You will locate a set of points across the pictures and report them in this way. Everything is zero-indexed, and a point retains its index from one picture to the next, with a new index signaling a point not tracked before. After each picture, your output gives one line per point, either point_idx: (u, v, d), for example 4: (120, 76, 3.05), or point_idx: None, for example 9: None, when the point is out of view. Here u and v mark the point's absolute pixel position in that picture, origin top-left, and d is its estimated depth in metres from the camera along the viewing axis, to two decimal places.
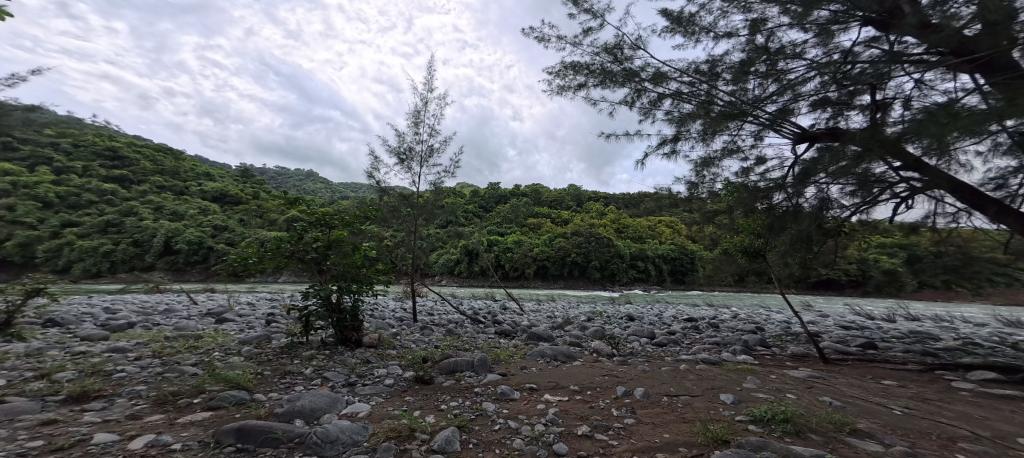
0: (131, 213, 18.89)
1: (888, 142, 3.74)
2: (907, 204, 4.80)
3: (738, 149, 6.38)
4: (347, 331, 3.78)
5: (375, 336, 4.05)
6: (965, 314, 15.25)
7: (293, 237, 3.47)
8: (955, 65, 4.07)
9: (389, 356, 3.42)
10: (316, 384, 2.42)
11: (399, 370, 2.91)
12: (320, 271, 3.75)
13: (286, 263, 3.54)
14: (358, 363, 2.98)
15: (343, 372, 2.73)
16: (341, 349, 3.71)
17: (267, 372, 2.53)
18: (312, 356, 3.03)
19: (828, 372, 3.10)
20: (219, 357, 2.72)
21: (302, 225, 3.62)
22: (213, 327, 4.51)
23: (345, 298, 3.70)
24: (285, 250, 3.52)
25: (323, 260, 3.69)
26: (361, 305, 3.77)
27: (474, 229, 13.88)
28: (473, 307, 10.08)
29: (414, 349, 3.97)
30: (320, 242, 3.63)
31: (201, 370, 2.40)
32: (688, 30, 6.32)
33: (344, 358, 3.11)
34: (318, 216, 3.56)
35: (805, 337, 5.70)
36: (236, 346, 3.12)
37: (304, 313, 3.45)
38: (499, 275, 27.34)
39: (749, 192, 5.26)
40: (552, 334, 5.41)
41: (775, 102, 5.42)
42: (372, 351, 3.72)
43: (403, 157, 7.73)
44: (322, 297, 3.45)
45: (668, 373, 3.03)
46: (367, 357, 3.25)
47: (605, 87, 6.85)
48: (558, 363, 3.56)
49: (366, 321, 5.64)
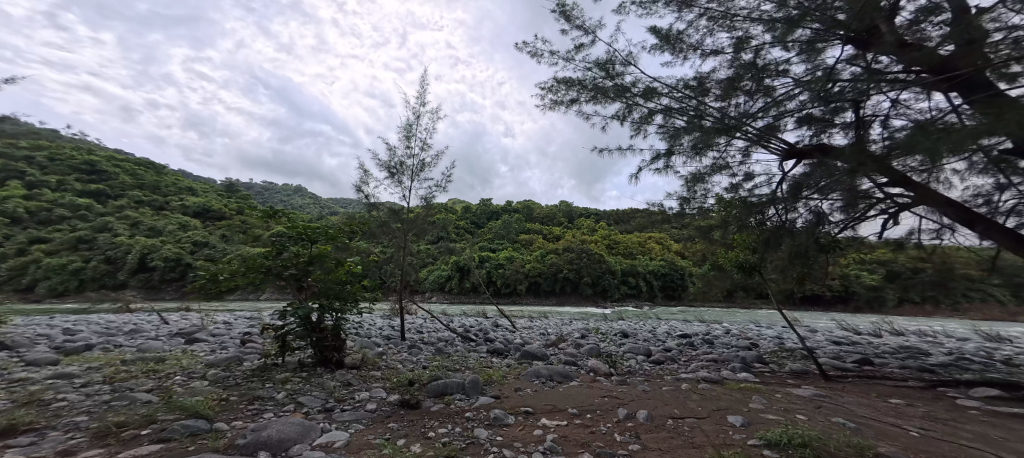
0: (107, 229, 18.14)
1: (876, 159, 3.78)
2: (896, 220, 4.85)
3: (727, 166, 6.47)
4: (329, 352, 3.55)
5: (358, 356, 3.81)
6: (948, 329, 15.52)
7: (272, 253, 3.30)
8: (932, 84, 4.22)
9: (373, 378, 3.19)
10: (287, 410, 2.19)
11: (383, 395, 2.68)
12: (301, 289, 3.56)
13: (263, 280, 3.33)
14: (337, 386, 2.75)
15: (321, 397, 2.50)
16: (320, 371, 3.46)
17: (233, 398, 2.29)
18: (287, 378, 2.79)
19: (833, 391, 2.99)
20: (179, 382, 2.46)
21: (282, 239, 3.46)
22: (181, 349, 4.21)
23: (327, 318, 3.48)
24: (262, 266, 3.32)
25: (304, 276, 3.50)
26: (344, 324, 3.56)
27: (466, 244, 13.68)
28: (464, 325, 9.81)
29: (401, 370, 3.73)
30: (301, 257, 3.46)
31: (155, 398, 2.15)
32: (676, 47, 6.61)
33: (322, 380, 2.87)
34: (300, 230, 3.41)
35: (801, 353, 5.62)
36: (201, 369, 2.86)
37: (281, 333, 3.21)
38: (491, 292, 26.93)
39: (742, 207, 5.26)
40: (546, 352, 5.23)
41: (763, 118, 5.55)
42: (354, 372, 3.47)
43: (394, 172, 7.61)
44: (300, 317, 3.21)
45: (670, 393, 2.88)
46: (348, 379, 3.02)
47: (597, 103, 6.99)
48: (554, 384, 3.38)
49: (350, 340, 5.37)
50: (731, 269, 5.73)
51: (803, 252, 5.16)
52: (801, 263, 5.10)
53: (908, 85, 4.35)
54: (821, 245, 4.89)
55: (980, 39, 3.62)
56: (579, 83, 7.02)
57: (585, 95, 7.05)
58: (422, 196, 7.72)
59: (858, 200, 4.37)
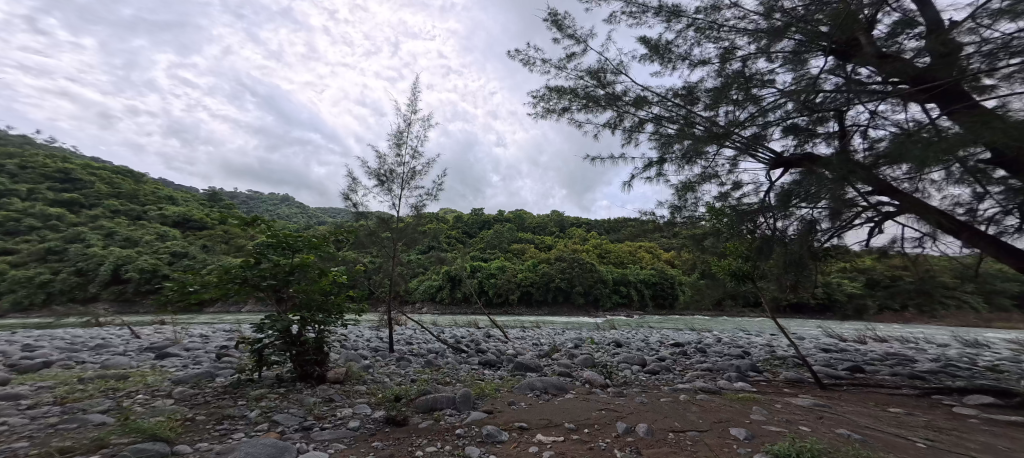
0: (79, 239, 17.33)
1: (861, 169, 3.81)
2: (881, 228, 4.92)
3: (716, 175, 6.54)
4: (308, 366, 3.34)
5: (341, 370, 3.62)
6: (929, 335, 15.90)
7: (249, 262, 3.12)
8: (911, 96, 4.34)
9: (356, 394, 3.01)
10: (260, 430, 2.00)
11: (368, 411, 2.51)
12: (280, 300, 3.37)
13: (237, 292, 3.13)
14: (318, 403, 2.57)
15: (298, 415, 2.31)
16: (300, 387, 3.25)
17: (199, 418, 2.10)
18: (262, 395, 2.59)
19: (832, 400, 2.94)
20: (141, 401, 2.25)
21: (261, 247, 3.30)
22: (150, 365, 3.93)
23: (307, 330, 3.30)
24: (235, 276, 3.11)
25: (283, 287, 3.32)
26: (327, 337, 3.38)
27: (456, 254, 13.49)
28: (455, 336, 9.58)
29: (388, 385, 3.54)
30: (281, 266, 3.29)
31: (111, 419, 1.95)
32: (665, 57, 6.83)
33: (301, 396, 2.68)
34: (280, 237, 3.24)
35: (793, 361, 5.61)
36: (167, 387, 2.64)
37: (257, 347, 3.01)
38: (482, 302, 26.59)
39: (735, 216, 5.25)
40: (540, 363, 5.09)
41: (750, 127, 5.64)
42: (337, 388, 3.28)
43: (384, 179, 7.47)
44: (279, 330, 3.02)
45: (669, 405, 2.79)
46: (329, 395, 2.83)
47: (589, 111, 7.06)
48: (549, 397, 3.25)
49: (335, 353, 5.14)
50: (724, 277, 5.79)
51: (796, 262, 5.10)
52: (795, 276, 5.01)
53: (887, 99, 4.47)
54: (813, 256, 4.86)
55: (956, 52, 3.75)
56: (571, 91, 7.08)
57: (577, 104, 7.10)
58: (412, 204, 7.57)
59: (845, 210, 4.38)
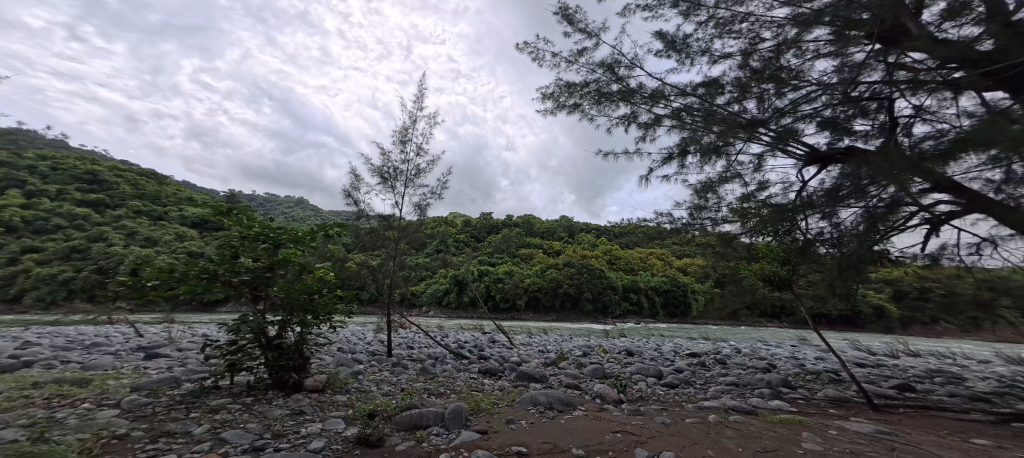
0: (99, 238, 17.79)
1: (911, 167, 3.35)
2: (936, 231, 4.34)
3: (741, 174, 6.08)
4: (285, 373, 3.05)
5: (321, 378, 3.32)
6: (967, 351, 14.75)
7: (225, 258, 2.87)
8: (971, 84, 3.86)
9: (332, 406, 2.69)
10: (198, 451, 1.71)
11: (337, 429, 2.18)
12: (256, 300, 3.10)
13: (210, 291, 2.86)
14: (283, 416, 2.26)
15: (255, 432, 2.01)
16: (272, 396, 2.96)
17: (134, 435, 1.83)
18: (221, 406, 2.30)
19: (892, 426, 2.48)
20: (77, 414, 2.00)
21: (241, 240, 3.08)
22: (129, 367, 3.74)
23: (286, 333, 3.02)
24: (205, 272, 2.81)
25: (262, 285, 3.08)
26: (309, 341, 3.10)
27: (462, 258, 13.17)
28: (459, 340, 9.24)
29: (374, 396, 3.19)
30: (261, 261, 3.05)
31: (26, 436, 1.69)
32: (683, 52, 6.52)
33: (267, 407, 2.38)
34: (258, 231, 2.98)
35: (829, 377, 5.05)
36: (119, 395, 2.39)
37: (228, 351, 2.72)
38: (488, 307, 26.24)
39: (769, 215, 4.70)
40: (545, 373, 4.71)
41: (778, 123, 5.31)
42: (313, 398, 2.96)
43: (387, 177, 7.24)
44: (255, 332, 2.73)
45: (697, 428, 2.39)
46: (299, 407, 2.52)
47: (601, 107, 6.73)
48: (554, 414, 2.87)
49: (328, 357, 4.87)
50: (756, 282, 5.46)
51: (844, 268, 4.50)
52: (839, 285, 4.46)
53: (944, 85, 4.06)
54: (857, 262, 4.31)
55: None
56: (582, 87, 6.78)
57: (588, 101, 6.80)
58: (416, 203, 7.34)
59: (893, 211, 3.88)
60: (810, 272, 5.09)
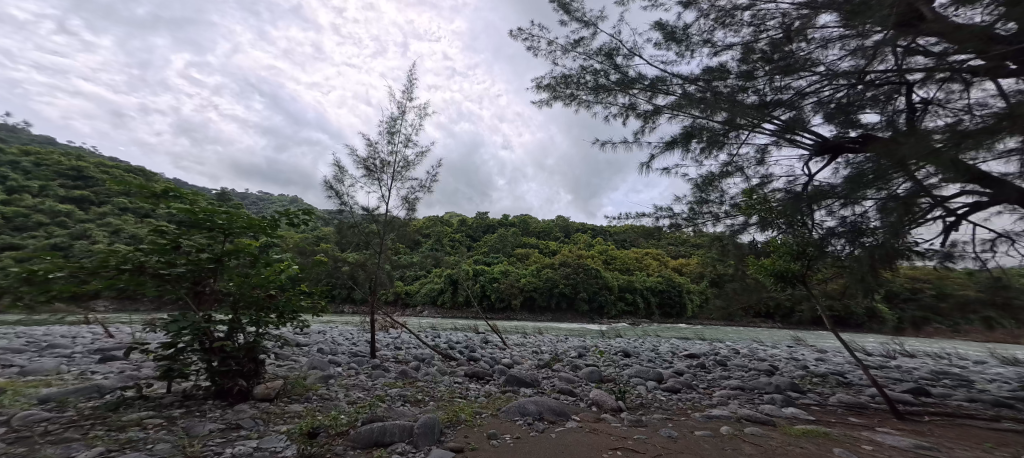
0: None
1: (931, 153, 3.08)
2: (958, 226, 4.05)
3: (743, 168, 5.82)
4: (234, 380, 2.77)
5: (271, 386, 3.03)
6: (959, 352, 14.77)
7: (159, 247, 2.57)
8: (987, 71, 3.93)
9: (280, 418, 2.37)
10: None
11: (273, 448, 1.86)
12: (201, 296, 2.73)
13: (137, 286, 2.51)
14: (209, 435, 1.96)
15: (162, 454, 1.70)
16: (211, 406, 2.68)
17: None
18: (139, 426, 1.96)
19: (930, 439, 2.19)
20: None
21: (183, 228, 2.79)
22: (70, 374, 3.36)
23: (234, 335, 2.76)
24: (130, 262, 2.47)
25: (206, 279, 2.75)
26: (262, 343, 2.87)
27: (456, 256, 12.81)
28: (451, 341, 8.87)
29: (338, 404, 2.86)
30: (206, 253, 2.79)
31: None
32: (681, 43, 6.28)
33: (192, 425, 2.06)
34: (201, 217, 2.69)
35: (837, 380, 4.76)
36: (23, 412, 2.03)
37: (164, 357, 2.42)
38: (483, 307, 25.86)
39: (788, 206, 4.31)
40: (538, 376, 4.40)
41: (786, 111, 5.12)
42: (261, 409, 2.62)
43: (373, 169, 6.88)
44: (192, 333, 2.44)
45: (709, 443, 2.09)
46: (237, 420, 2.21)
47: (598, 98, 6.45)
48: (544, 426, 2.55)
49: (303, 361, 4.49)
50: (764, 279, 4.96)
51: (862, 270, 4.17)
52: (861, 282, 4.18)
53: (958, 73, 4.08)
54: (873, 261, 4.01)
55: None
56: (579, 77, 6.50)
57: (584, 91, 6.51)
58: (404, 197, 7.00)
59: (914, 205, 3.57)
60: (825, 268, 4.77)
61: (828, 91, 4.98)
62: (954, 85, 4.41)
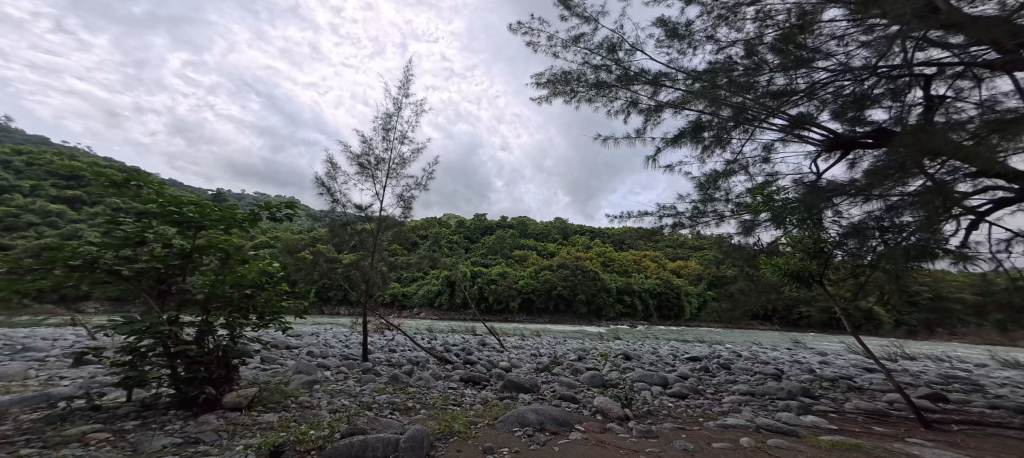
0: None
1: (955, 147, 2.94)
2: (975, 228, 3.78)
3: (747, 166, 5.66)
4: (200, 387, 2.61)
5: (244, 394, 2.84)
6: (961, 354, 14.68)
7: (119, 241, 2.38)
8: (1003, 65, 3.83)
9: (249, 431, 2.22)
10: None
11: None
12: (164, 296, 2.62)
13: (94, 283, 2.32)
14: (165, 449, 1.87)
15: None
16: (175, 417, 2.52)
17: None
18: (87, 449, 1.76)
19: (969, 452, 2.02)
20: None
21: (144, 220, 2.60)
22: (36, 382, 3.12)
23: (205, 339, 2.60)
24: (81, 257, 2.25)
25: (173, 278, 2.65)
26: (235, 347, 2.75)
27: (453, 257, 12.57)
28: (447, 343, 8.64)
29: (318, 414, 2.64)
30: (172, 248, 2.63)
31: None
32: (683, 39, 6.15)
33: (148, 439, 1.96)
34: (164, 207, 2.55)
35: (848, 385, 4.59)
36: None
37: (122, 364, 2.25)
38: (480, 309, 25.55)
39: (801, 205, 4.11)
40: (537, 381, 4.21)
41: (795, 107, 4.97)
42: (229, 420, 2.45)
43: (366, 166, 6.67)
44: (150, 336, 2.27)
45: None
46: (197, 434, 2.09)
47: (597, 94, 6.28)
48: (546, 437, 2.35)
49: (289, 364, 4.27)
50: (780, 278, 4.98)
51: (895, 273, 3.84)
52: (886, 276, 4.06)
53: (974, 67, 4.00)
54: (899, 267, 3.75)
55: None
56: (579, 74, 6.35)
57: (585, 87, 6.34)
58: (399, 195, 6.80)
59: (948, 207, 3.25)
60: (840, 265, 4.59)
61: (839, 86, 4.82)
62: (966, 81, 4.32)
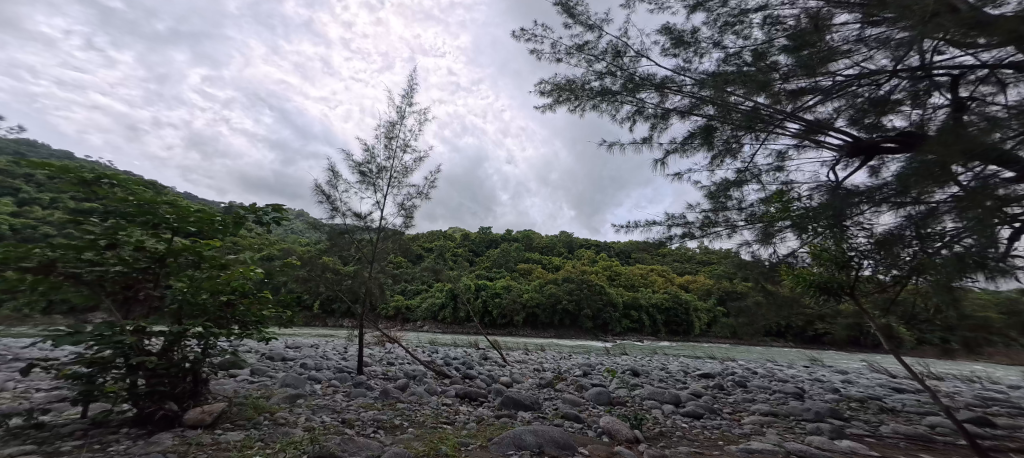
0: None
1: (988, 147, 2.73)
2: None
3: (759, 175, 5.43)
4: (159, 402, 2.50)
5: (206, 411, 2.70)
6: (993, 375, 13.83)
7: (82, 243, 2.24)
8: None
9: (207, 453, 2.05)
10: None
11: None
12: (129, 302, 2.57)
13: (54, 287, 2.18)
14: None
15: None
16: (129, 434, 2.42)
17: None
18: None
19: None
20: None
21: (113, 221, 2.48)
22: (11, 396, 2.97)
23: (169, 352, 2.44)
24: (36, 258, 2.11)
25: (141, 283, 2.58)
26: (205, 362, 2.67)
27: (456, 269, 12.37)
28: (448, 357, 8.36)
29: (290, 432, 2.45)
30: (143, 251, 2.51)
31: None
32: (688, 47, 6.05)
33: None
34: (138, 207, 2.47)
35: (875, 406, 4.24)
36: None
37: (72, 379, 2.06)
38: (484, 323, 25.09)
39: (822, 212, 3.86)
40: (539, 398, 3.95)
41: (810, 112, 4.77)
42: (185, 436, 2.37)
43: (367, 175, 6.59)
44: (105, 348, 2.12)
45: None
46: (140, 455, 1.97)
47: (601, 102, 6.16)
48: None
49: (279, 377, 4.09)
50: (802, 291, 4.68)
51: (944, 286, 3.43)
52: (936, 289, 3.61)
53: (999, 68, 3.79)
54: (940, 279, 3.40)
55: None
56: (582, 83, 6.27)
57: (588, 95, 6.24)
58: (400, 204, 6.68)
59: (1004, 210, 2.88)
60: (868, 275, 4.30)
61: (856, 90, 4.61)
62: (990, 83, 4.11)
